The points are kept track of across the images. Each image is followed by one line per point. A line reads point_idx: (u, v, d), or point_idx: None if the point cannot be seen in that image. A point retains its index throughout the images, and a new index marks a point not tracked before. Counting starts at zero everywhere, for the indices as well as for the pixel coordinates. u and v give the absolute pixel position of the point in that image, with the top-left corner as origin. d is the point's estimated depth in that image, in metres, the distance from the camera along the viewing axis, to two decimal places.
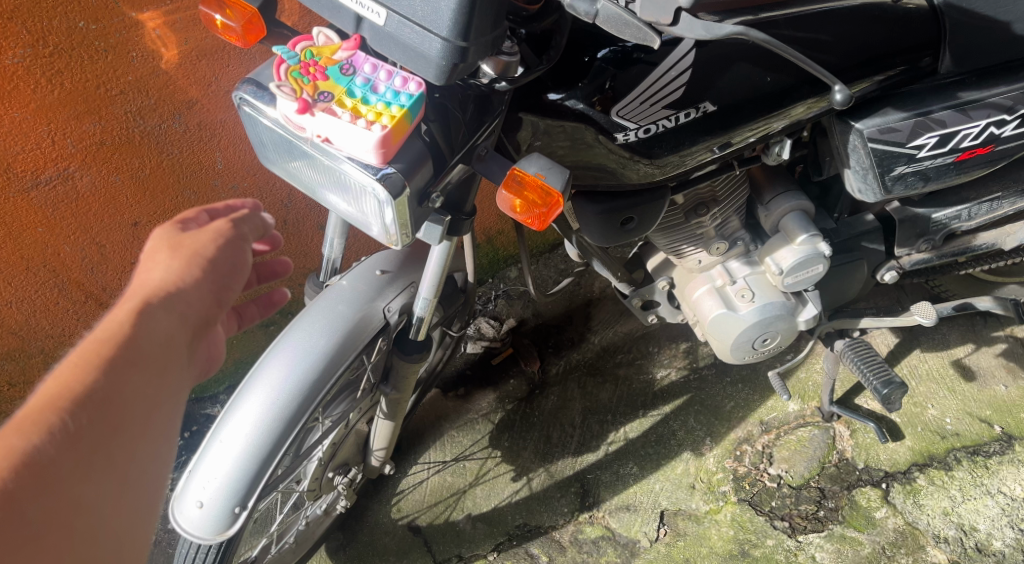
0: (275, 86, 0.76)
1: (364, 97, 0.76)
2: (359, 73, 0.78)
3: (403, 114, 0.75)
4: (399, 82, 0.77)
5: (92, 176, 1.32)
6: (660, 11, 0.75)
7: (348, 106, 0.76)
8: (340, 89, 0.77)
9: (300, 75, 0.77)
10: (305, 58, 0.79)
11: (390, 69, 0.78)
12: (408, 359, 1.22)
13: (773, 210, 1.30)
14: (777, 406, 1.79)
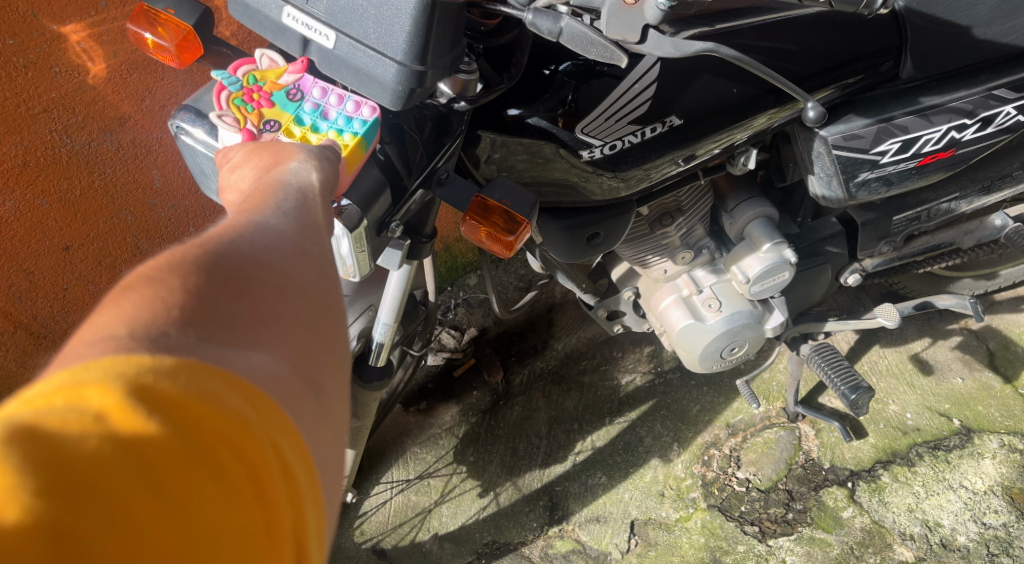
0: (216, 116, 0.70)
1: (314, 124, 0.71)
2: (308, 98, 0.73)
3: (356, 141, 0.70)
4: (353, 107, 0.72)
5: (17, 200, 1.21)
6: (627, 29, 0.71)
7: (297, 134, 0.70)
8: (288, 117, 0.71)
9: (243, 103, 0.72)
10: (248, 84, 0.73)
11: (341, 93, 0.73)
12: (369, 387, 1.16)
13: (737, 218, 1.28)
14: (742, 408, 1.79)
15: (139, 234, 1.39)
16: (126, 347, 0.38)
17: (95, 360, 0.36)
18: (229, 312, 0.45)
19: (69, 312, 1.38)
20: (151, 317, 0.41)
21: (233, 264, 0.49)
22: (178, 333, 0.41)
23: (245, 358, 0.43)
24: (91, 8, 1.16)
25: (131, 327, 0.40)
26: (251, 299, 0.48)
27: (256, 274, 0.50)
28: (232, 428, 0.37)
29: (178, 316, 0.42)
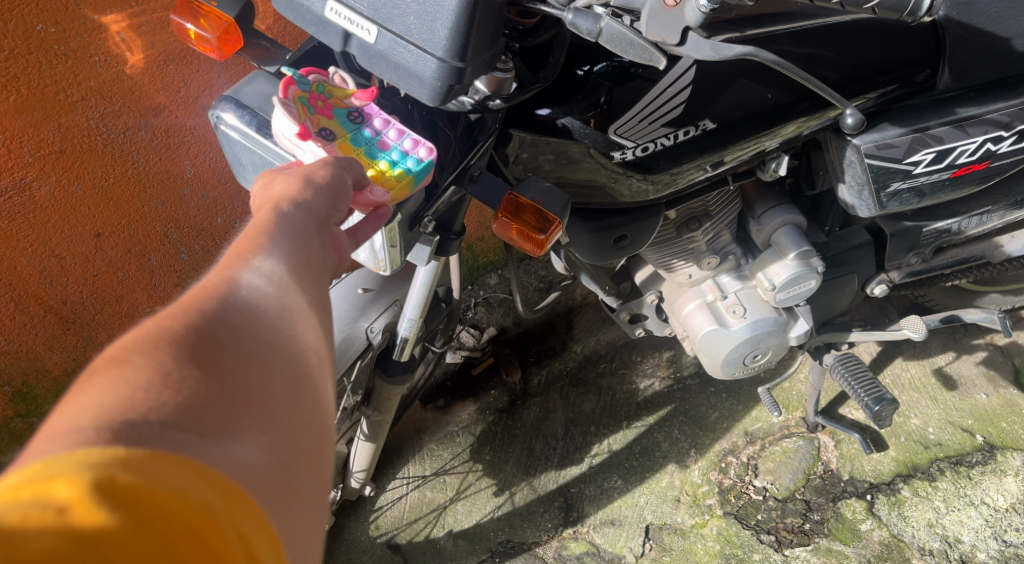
0: (279, 102, 0.71)
1: (370, 150, 0.75)
2: (370, 126, 0.76)
3: (407, 179, 0.74)
4: (412, 145, 0.76)
5: (52, 185, 1.24)
6: (668, 31, 0.71)
7: (351, 154, 0.74)
8: (346, 136, 0.75)
9: (306, 103, 0.73)
10: (316, 90, 0.75)
11: (402, 129, 0.77)
12: (392, 381, 1.16)
13: (764, 224, 1.28)
14: (761, 417, 1.78)
15: (168, 222, 1.41)
16: (87, 440, 0.38)
17: (69, 452, 0.36)
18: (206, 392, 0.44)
19: (99, 301, 1.43)
20: (117, 404, 0.41)
21: (210, 338, 0.48)
22: (144, 419, 0.40)
23: (219, 441, 0.42)
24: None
25: (97, 416, 0.40)
26: (233, 372, 0.47)
27: (236, 344, 0.49)
28: (197, 528, 0.37)
29: (147, 401, 0.42)
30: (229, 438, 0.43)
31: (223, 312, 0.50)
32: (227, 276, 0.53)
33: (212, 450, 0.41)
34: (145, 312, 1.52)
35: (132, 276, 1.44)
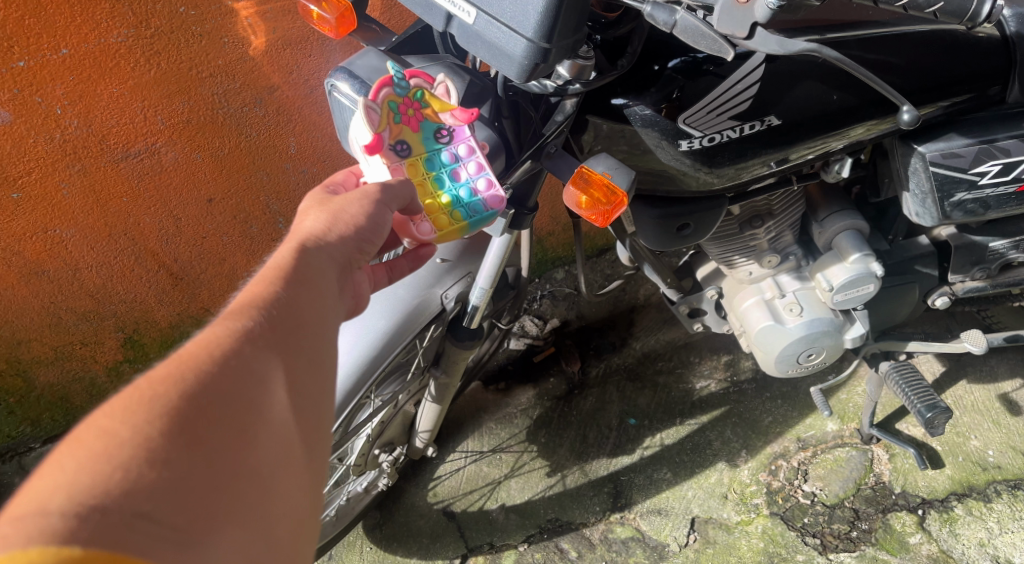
0: (366, 102, 0.82)
1: (439, 176, 0.88)
2: (451, 151, 0.88)
3: (455, 221, 0.88)
4: (485, 187, 0.88)
5: (177, 152, 1.40)
6: (736, 25, 0.78)
7: (419, 174, 0.88)
8: (422, 155, 0.88)
9: (395, 110, 0.85)
10: (412, 97, 0.86)
11: (480, 165, 0.88)
12: (460, 345, 1.26)
13: (827, 227, 1.32)
14: (815, 425, 1.80)
15: (271, 195, 1.56)
16: (55, 528, 0.45)
17: (24, 550, 0.43)
18: (194, 468, 0.54)
19: (204, 260, 1.61)
20: (93, 483, 0.49)
21: (199, 415, 0.57)
22: (117, 502, 0.49)
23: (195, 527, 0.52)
24: None
25: (65, 500, 0.47)
26: (223, 450, 0.57)
27: (226, 420, 0.58)
28: None
29: (124, 482, 0.50)
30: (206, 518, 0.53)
31: (215, 388, 0.59)
32: (224, 346, 0.63)
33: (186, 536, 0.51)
34: (243, 275, 1.69)
35: (235, 241, 1.61)
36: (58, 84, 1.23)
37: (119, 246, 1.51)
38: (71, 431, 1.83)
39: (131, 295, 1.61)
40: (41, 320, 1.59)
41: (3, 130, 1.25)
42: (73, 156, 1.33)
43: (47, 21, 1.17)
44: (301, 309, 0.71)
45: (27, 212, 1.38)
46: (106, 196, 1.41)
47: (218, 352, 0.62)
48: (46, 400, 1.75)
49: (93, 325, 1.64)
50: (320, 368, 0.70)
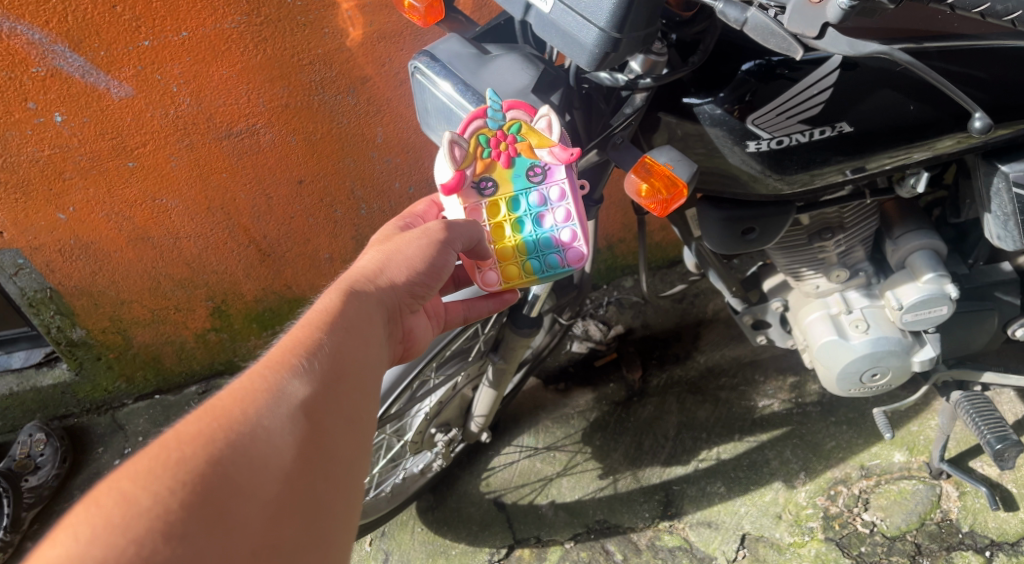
0: (448, 137, 0.91)
1: (521, 218, 0.99)
2: (541, 195, 0.97)
3: (529, 272, 0.99)
4: (568, 239, 0.98)
5: (273, 134, 1.51)
6: (807, 24, 0.80)
7: (503, 213, 0.98)
8: (508, 196, 0.98)
9: (484, 145, 0.94)
10: (506, 131, 0.93)
11: (567, 216, 0.98)
12: (519, 332, 1.30)
13: (901, 245, 1.30)
14: (881, 454, 1.74)
15: (355, 181, 1.65)
16: None
17: None
18: (221, 525, 0.61)
19: (290, 239, 1.73)
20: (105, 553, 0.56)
21: (219, 477, 0.63)
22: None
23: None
24: None
25: None
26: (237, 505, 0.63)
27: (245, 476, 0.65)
28: None
29: (136, 555, 0.56)
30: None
31: (244, 449, 0.66)
32: (256, 402, 0.71)
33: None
34: (324, 256, 1.79)
35: (319, 222, 1.71)
36: (176, 63, 1.36)
37: (215, 219, 1.63)
38: (156, 393, 2.01)
39: (223, 267, 1.74)
40: (142, 283, 1.73)
41: (125, 103, 1.39)
42: (183, 131, 1.46)
43: (171, 5, 1.28)
44: (339, 366, 0.79)
45: (139, 181, 1.52)
46: (208, 170, 1.54)
47: (251, 412, 0.70)
48: (141, 359, 1.91)
49: (188, 293, 1.78)
50: (359, 423, 0.77)
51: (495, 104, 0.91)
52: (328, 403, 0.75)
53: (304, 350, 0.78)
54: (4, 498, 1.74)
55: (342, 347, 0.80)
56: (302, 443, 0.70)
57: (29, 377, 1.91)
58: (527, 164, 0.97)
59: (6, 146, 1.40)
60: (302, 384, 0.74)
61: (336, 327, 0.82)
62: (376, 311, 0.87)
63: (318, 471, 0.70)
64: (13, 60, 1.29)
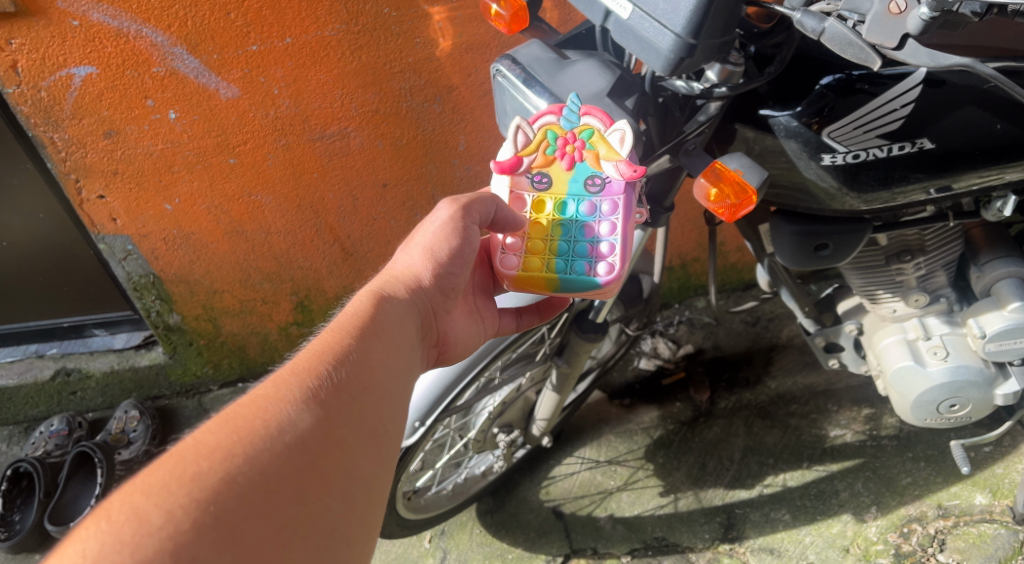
0: (518, 122, 0.99)
1: (562, 219, 1.01)
2: (592, 202, 1.00)
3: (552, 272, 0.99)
4: (605, 251, 0.99)
5: (363, 138, 1.60)
6: (886, 35, 0.81)
7: (546, 209, 1.01)
8: (556, 195, 1.01)
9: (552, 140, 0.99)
10: (576, 134, 0.98)
11: (609, 227, 0.99)
12: (585, 337, 1.32)
13: (986, 272, 1.26)
14: (961, 494, 1.66)
15: (436, 186, 1.72)
16: None
17: None
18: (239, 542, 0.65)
19: (372, 240, 1.81)
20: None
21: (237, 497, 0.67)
22: None
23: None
24: None
25: None
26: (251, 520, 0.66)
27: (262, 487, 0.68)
28: None
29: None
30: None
31: (263, 466, 0.70)
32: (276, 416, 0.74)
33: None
34: None
35: (400, 225, 1.79)
36: (279, 67, 1.46)
37: (304, 216, 1.74)
38: (239, 380, 2.13)
39: (308, 263, 1.85)
40: (234, 275, 1.85)
41: (231, 103, 1.50)
42: (280, 131, 1.56)
43: (279, 13, 1.38)
44: (366, 379, 0.82)
45: (238, 176, 1.64)
46: (301, 170, 1.64)
47: (272, 425, 0.73)
48: (228, 347, 2.03)
49: (274, 286, 1.89)
50: (381, 437, 0.81)
51: (574, 106, 0.97)
52: (351, 417, 0.79)
53: (333, 361, 0.82)
54: (99, 468, 1.88)
55: (371, 361, 0.84)
56: (322, 458, 0.74)
57: (129, 357, 2.05)
58: (588, 172, 1.00)
59: (125, 139, 1.54)
60: (329, 398, 0.78)
61: (365, 340, 0.85)
62: (404, 323, 0.91)
63: (335, 489, 0.74)
64: (137, 60, 1.42)
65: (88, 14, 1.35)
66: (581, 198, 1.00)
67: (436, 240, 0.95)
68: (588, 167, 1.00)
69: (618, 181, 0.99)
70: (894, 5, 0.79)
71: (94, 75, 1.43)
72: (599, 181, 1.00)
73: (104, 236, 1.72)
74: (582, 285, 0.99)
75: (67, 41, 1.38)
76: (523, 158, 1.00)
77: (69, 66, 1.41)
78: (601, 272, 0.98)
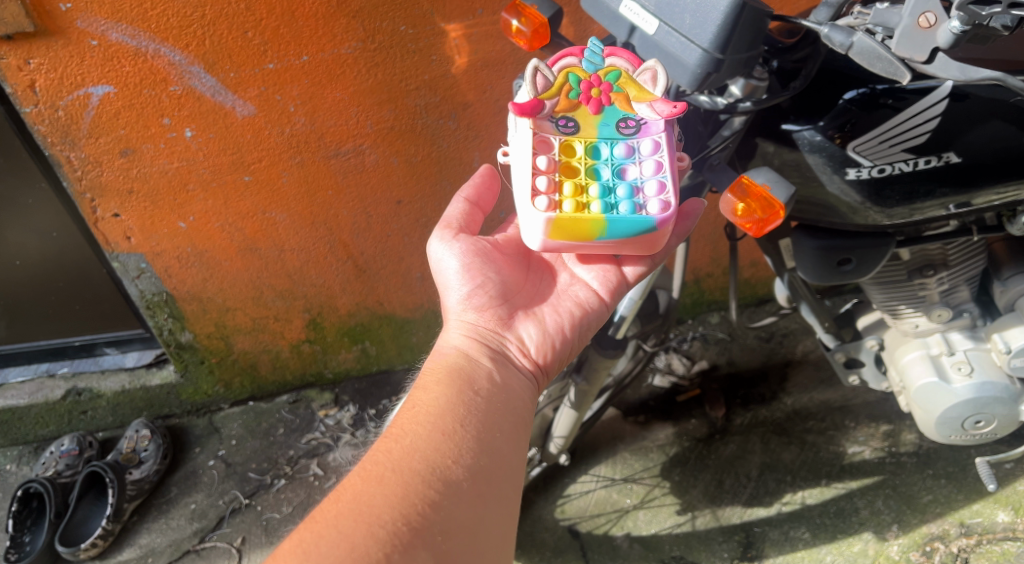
0: (540, 63, 0.98)
1: (597, 166, 0.99)
2: (627, 144, 0.99)
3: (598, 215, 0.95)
4: (656, 189, 0.96)
5: (378, 155, 1.60)
6: (916, 49, 0.81)
7: (580, 154, 0.98)
8: (587, 139, 0.99)
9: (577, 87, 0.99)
10: (603, 74, 0.99)
11: (654, 167, 0.98)
12: (604, 353, 1.30)
13: (1010, 286, 1.25)
14: (983, 512, 1.63)
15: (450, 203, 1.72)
16: None
17: None
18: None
19: (385, 256, 1.81)
20: None
21: None
22: None
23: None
24: (469, 14, 1.42)
25: None
26: None
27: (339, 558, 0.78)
28: None
29: None
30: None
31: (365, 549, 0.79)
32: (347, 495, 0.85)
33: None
34: (416, 274, 1.86)
35: (414, 241, 1.78)
36: (295, 85, 1.47)
37: (318, 233, 1.73)
38: (250, 398, 2.12)
39: (321, 279, 1.84)
40: (247, 292, 1.84)
41: (248, 121, 1.51)
42: (296, 149, 1.57)
43: (297, 32, 1.39)
44: (434, 427, 0.93)
45: (253, 194, 1.63)
46: (315, 188, 1.64)
47: (342, 503, 0.84)
48: (239, 365, 2.02)
49: (287, 302, 1.88)
50: (480, 472, 0.91)
51: (597, 47, 0.99)
52: (435, 464, 0.89)
53: (399, 429, 0.94)
54: (110, 488, 1.86)
55: (424, 415, 0.95)
56: (421, 518, 0.84)
57: (140, 376, 2.03)
58: (619, 115, 0.99)
59: (141, 158, 1.54)
60: (407, 461, 0.89)
61: (427, 395, 0.98)
62: (462, 366, 1.03)
63: (442, 536, 0.84)
64: (154, 79, 1.42)
65: (107, 33, 1.36)
66: (614, 140, 0.99)
67: (450, 276, 1.14)
68: (616, 109, 1.00)
69: (655, 121, 0.98)
70: (924, 19, 0.80)
71: (112, 94, 1.44)
72: (632, 123, 1.00)
73: (118, 254, 1.72)
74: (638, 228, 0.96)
75: (85, 61, 1.38)
76: (545, 101, 0.97)
77: (87, 85, 1.42)
78: (654, 211, 0.96)
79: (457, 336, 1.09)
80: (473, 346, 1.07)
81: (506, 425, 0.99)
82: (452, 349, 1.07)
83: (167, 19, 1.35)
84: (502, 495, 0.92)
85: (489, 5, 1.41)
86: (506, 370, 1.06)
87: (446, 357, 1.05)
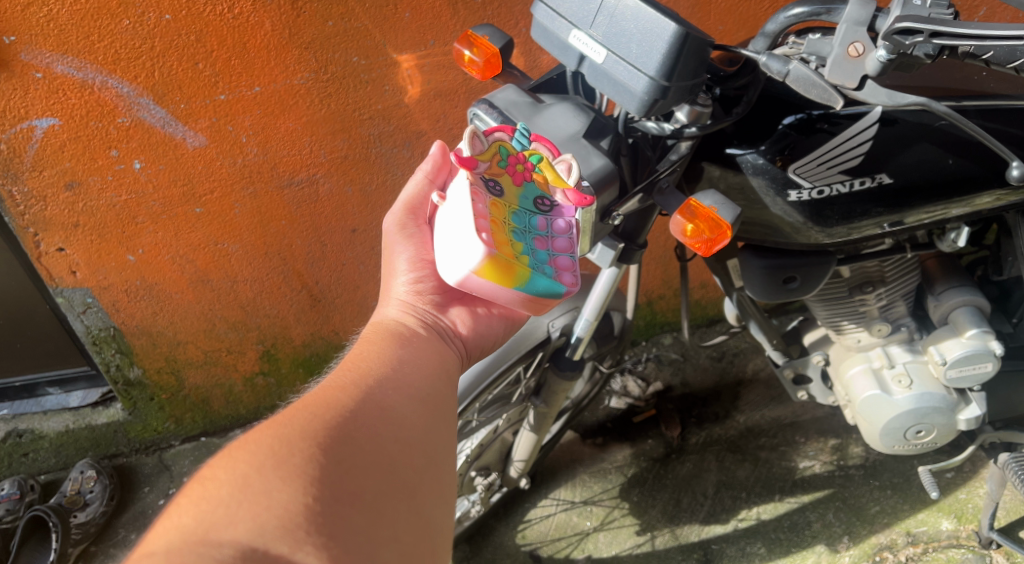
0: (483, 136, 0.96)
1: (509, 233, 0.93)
2: (544, 219, 0.97)
3: (518, 279, 0.90)
4: (563, 268, 0.95)
5: (332, 184, 1.60)
6: (846, 76, 0.87)
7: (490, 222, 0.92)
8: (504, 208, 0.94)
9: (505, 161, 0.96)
10: (527, 154, 0.97)
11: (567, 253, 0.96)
12: (562, 375, 1.32)
13: (942, 301, 1.32)
14: (928, 521, 1.70)
15: None
16: None
17: None
18: (345, 489, 0.73)
19: (340, 285, 1.80)
20: None
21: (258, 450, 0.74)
22: None
23: (354, 537, 0.71)
24: (421, 45, 1.43)
25: None
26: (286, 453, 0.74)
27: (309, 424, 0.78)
28: None
29: None
30: (361, 525, 0.72)
31: (331, 432, 0.78)
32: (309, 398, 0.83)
33: (352, 550, 0.70)
34: (371, 304, 1.86)
35: (368, 270, 1.78)
36: (247, 116, 1.46)
37: (271, 264, 1.71)
38: (201, 435, 2.06)
39: (275, 311, 1.81)
40: (198, 325, 1.81)
41: (199, 152, 1.49)
42: (248, 179, 1.55)
43: (248, 63, 1.39)
44: (385, 362, 0.91)
45: (204, 226, 1.61)
46: (268, 218, 1.63)
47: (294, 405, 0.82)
48: (190, 401, 1.97)
49: (239, 335, 1.85)
50: (428, 400, 0.89)
51: (525, 131, 0.97)
52: (392, 388, 0.87)
53: (352, 365, 0.90)
54: (53, 533, 1.77)
55: (379, 357, 0.91)
56: (374, 417, 0.82)
57: (85, 415, 1.99)
58: (535, 194, 0.98)
59: (87, 191, 1.51)
60: (361, 381, 0.86)
61: (368, 346, 0.94)
62: (402, 329, 0.98)
63: (394, 434, 0.82)
64: (101, 111, 1.41)
65: (52, 66, 1.33)
66: (533, 214, 0.97)
67: (398, 258, 1.04)
68: (536, 187, 0.98)
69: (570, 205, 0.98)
70: (852, 49, 0.85)
71: (57, 127, 1.41)
72: (549, 201, 0.98)
73: (62, 289, 1.67)
74: (548, 290, 0.92)
75: (29, 93, 1.36)
76: (479, 161, 0.94)
77: (32, 117, 1.39)
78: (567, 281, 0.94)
79: (397, 309, 1.02)
80: (416, 318, 1.01)
81: (446, 378, 0.96)
82: (390, 319, 1.00)
83: (115, 51, 1.34)
84: (451, 421, 0.91)
85: (440, 37, 1.43)
86: (445, 344, 1.01)
87: (385, 323, 0.99)
